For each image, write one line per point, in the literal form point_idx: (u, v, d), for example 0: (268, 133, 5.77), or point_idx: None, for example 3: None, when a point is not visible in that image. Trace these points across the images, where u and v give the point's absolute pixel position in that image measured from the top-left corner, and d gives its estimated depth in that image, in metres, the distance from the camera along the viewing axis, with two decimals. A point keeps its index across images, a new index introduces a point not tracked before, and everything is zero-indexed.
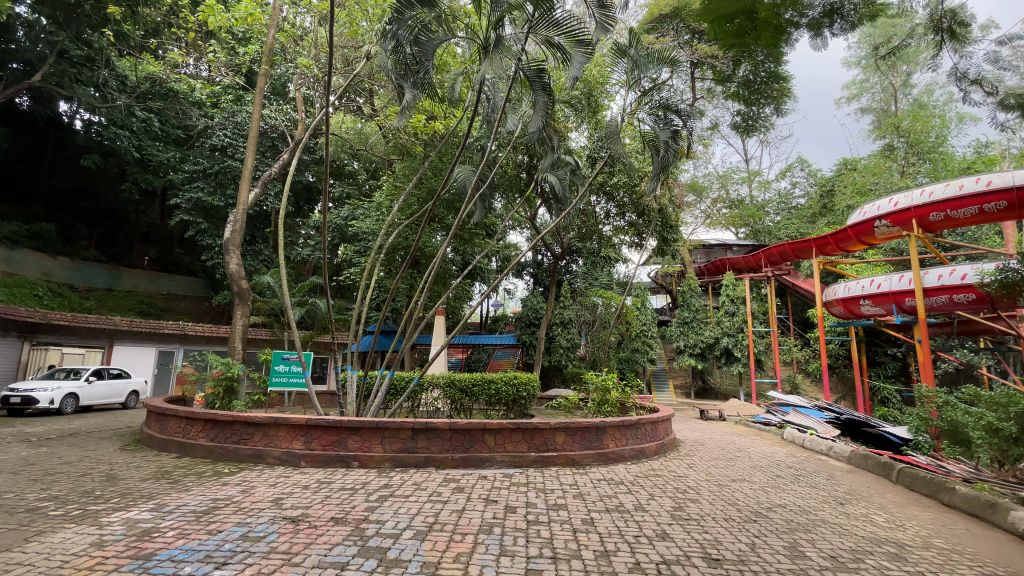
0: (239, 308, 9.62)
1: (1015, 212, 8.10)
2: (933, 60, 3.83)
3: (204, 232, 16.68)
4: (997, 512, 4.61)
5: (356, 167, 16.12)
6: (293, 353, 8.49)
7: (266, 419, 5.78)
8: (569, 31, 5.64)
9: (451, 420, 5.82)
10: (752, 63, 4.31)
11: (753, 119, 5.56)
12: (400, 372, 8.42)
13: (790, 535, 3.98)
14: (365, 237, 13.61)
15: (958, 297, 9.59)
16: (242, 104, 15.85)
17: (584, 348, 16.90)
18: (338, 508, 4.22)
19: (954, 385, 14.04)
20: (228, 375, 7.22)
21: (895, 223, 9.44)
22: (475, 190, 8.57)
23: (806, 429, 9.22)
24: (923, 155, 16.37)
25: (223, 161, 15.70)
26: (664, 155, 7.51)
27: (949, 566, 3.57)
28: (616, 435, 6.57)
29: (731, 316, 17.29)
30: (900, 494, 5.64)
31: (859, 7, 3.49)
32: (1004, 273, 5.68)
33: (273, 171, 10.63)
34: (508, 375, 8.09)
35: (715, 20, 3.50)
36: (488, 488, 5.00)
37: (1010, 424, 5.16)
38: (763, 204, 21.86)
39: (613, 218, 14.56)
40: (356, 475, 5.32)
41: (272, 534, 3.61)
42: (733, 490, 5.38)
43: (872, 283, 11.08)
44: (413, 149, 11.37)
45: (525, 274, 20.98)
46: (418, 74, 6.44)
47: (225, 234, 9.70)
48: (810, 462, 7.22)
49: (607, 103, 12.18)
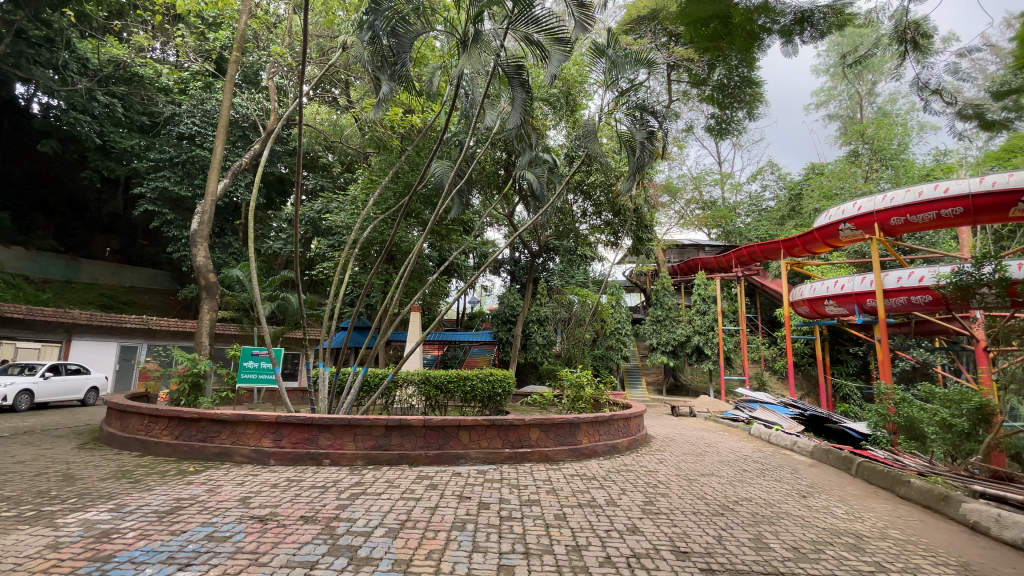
0: (207, 302, 9.34)
1: (970, 219, 8.35)
2: (896, 71, 4.00)
3: (170, 223, 16.10)
4: (949, 503, 4.83)
5: (331, 159, 15.82)
6: (263, 348, 7.86)
7: (233, 416, 5.62)
8: (548, 29, 5.67)
9: (425, 418, 5.77)
10: (726, 67, 4.49)
11: (727, 123, 5.68)
12: (373, 369, 8.26)
13: (755, 528, 4.10)
14: (340, 231, 13.37)
15: (915, 299, 9.98)
16: (212, 91, 15.36)
17: (559, 346, 17.09)
18: (307, 506, 4.13)
19: (911, 383, 14.68)
20: (194, 371, 7.02)
21: (858, 227, 9.80)
22: (452, 186, 8.48)
23: (771, 425, 9.44)
24: (885, 161, 16.94)
25: (190, 150, 15.18)
26: (639, 156, 7.57)
27: (905, 556, 3.74)
28: (590, 431, 6.66)
29: (703, 315, 17.66)
30: (858, 487, 5.88)
31: (829, 16, 3.64)
32: (958, 276, 5.96)
33: (243, 162, 10.31)
34: (483, 371, 8.07)
35: (691, 24, 3.63)
36: (463, 484, 4.98)
37: (962, 420, 5.56)
38: (735, 206, 22.34)
39: (590, 217, 14.71)
40: (326, 473, 5.22)
41: (239, 534, 3.52)
42: (702, 484, 5.52)
43: (836, 284, 11.44)
44: (389, 143, 11.17)
45: (501, 271, 20.88)
46: (395, 66, 6.36)
47: (192, 226, 9.38)
48: (775, 457, 7.44)
49: (586, 103, 12.28)
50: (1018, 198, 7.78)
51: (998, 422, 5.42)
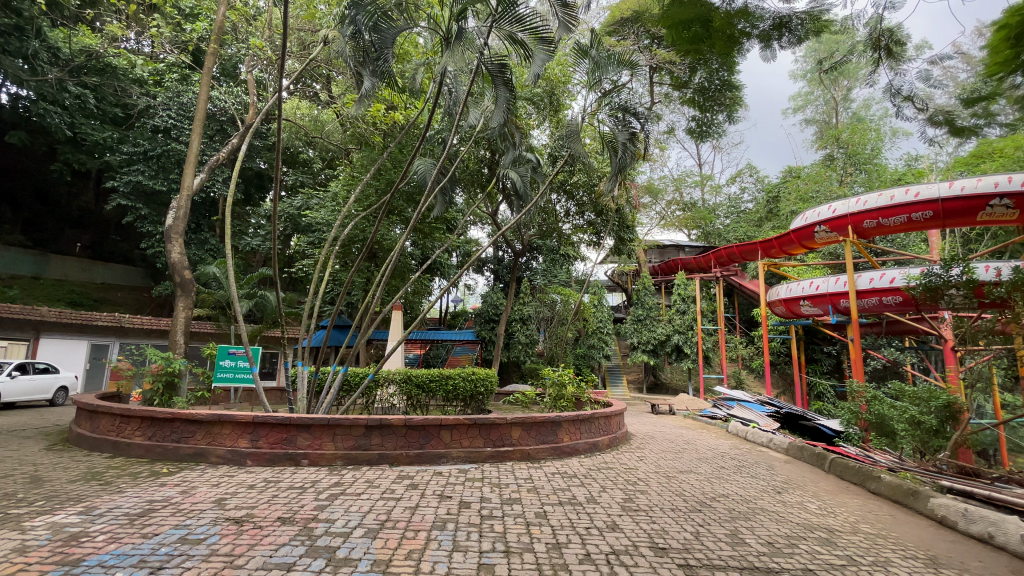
0: (182, 299, 9.11)
1: (939, 223, 8.61)
2: (871, 77, 4.13)
3: (144, 218, 15.67)
4: (918, 498, 4.99)
5: (312, 155, 15.60)
6: (241, 347, 7.73)
7: (209, 416, 5.50)
8: (532, 28, 5.67)
9: (406, 417, 5.73)
10: (707, 71, 4.61)
11: (707, 126, 5.76)
12: (353, 368, 8.15)
13: (732, 523, 4.18)
14: (320, 228, 13.18)
15: (886, 300, 10.23)
16: (189, 84, 14.99)
17: (542, 345, 17.13)
18: (285, 507, 4.07)
19: (882, 381, 15.12)
20: (168, 371, 6.83)
21: (833, 229, 10.02)
22: (435, 184, 8.43)
23: (748, 423, 9.62)
24: (859, 166, 17.32)
25: (166, 143, 14.78)
26: (621, 157, 7.62)
27: (875, 549, 3.85)
28: (571, 429, 6.71)
29: (682, 314, 17.89)
30: (831, 482, 6.03)
31: (806, 23, 3.74)
32: (927, 277, 6.14)
33: (221, 157, 10.08)
34: (465, 370, 8.04)
35: (672, 27, 3.69)
36: (444, 484, 4.96)
37: (930, 417, 5.75)
38: (714, 208, 22.66)
39: (573, 217, 14.77)
40: (305, 473, 5.15)
41: (214, 536, 3.45)
42: (680, 481, 5.59)
43: (811, 285, 11.70)
44: (372, 139, 11.04)
45: (485, 270, 20.80)
46: (377, 62, 6.28)
47: (166, 221, 9.14)
48: (752, 454, 7.58)
49: (569, 103, 12.31)
50: (985, 203, 8.04)
51: (964, 419, 5.61)
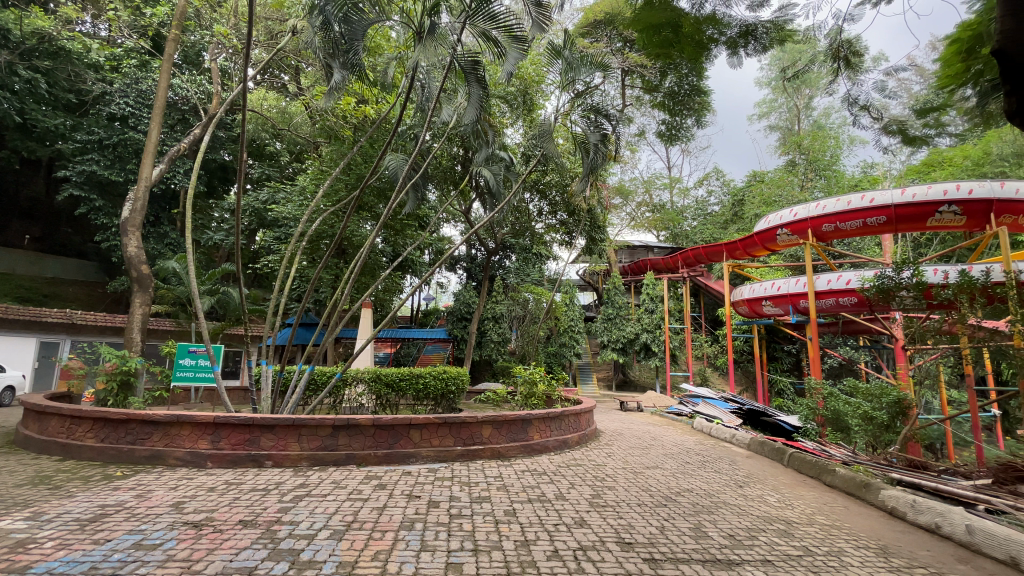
0: (139, 295, 8.75)
1: (892, 228, 9.02)
2: (830, 86, 4.33)
3: (98, 210, 14.93)
4: (870, 490, 5.24)
5: (279, 148, 15.18)
6: (202, 344, 7.45)
7: (166, 417, 5.28)
8: (505, 26, 5.64)
9: (374, 417, 5.65)
10: (677, 75, 4.79)
11: (676, 129, 5.88)
12: (320, 367, 7.97)
13: (696, 517, 4.28)
14: (287, 222, 12.84)
15: (842, 301, 10.59)
16: (149, 71, 14.38)
17: (514, 343, 17.15)
18: (247, 510, 3.95)
19: (838, 379, 15.81)
20: (124, 369, 6.53)
21: (794, 232, 10.36)
22: (407, 180, 8.31)
23: (712, 419, 9.88)
24: (819, 172, 17.90)
25: (123, 132, 14.12)
26: (593, 157, 7.70)
27: (829, 540, 4.01)
28: (541, 426, 6.76)
29: (651, 313, 18.24)
30: (790, 476, 6.26)
31: (771, 32, 3.88)
32: (880, 279, 6.42)
33: (182, 147, 9.73)
34: (436, 369, 7.97)
35: (644, 30, 3.79)
36: (412, 484, 4.92)
37: (882, 413, 6.03)
38: (682, 210, 23.14)
39: (545, 216, 14.81)
40: (268, 475, 5.02)
41: (171, 541, 3.32)
42: (647, 476, 5.71)
43: (772, 286, 12.07)
44: (341, 133, 10.79)
45: (457, 268, 20.66)
46: (347, 54, 6.17)
47: (123, 213, 8.74)
48: (716, 449, 7.80)
49: (543, 103, 12.33)
50: (934, 209, 8.47)
51: (913, 414, 5.93)
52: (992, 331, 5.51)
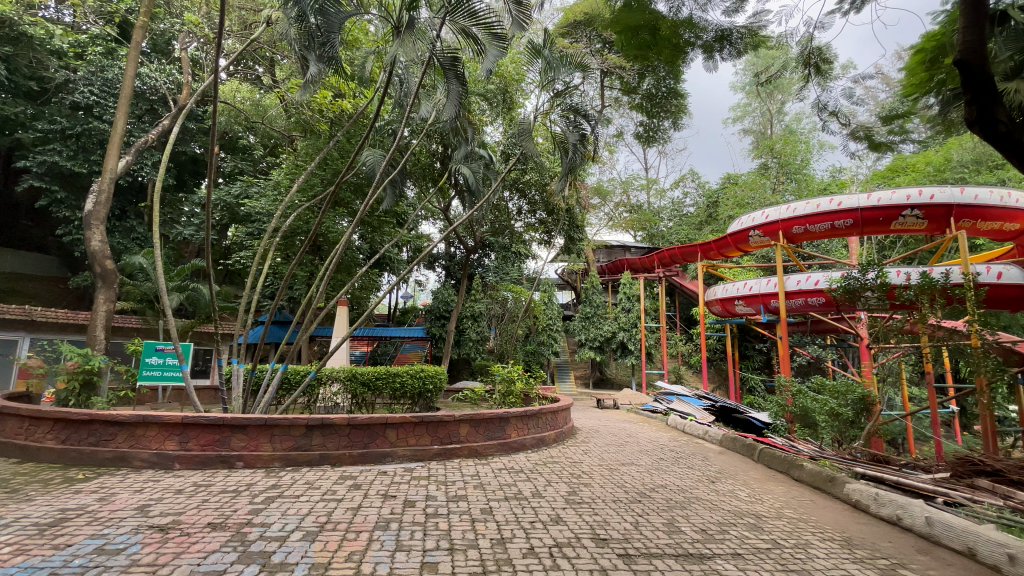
0: (102, 291, 8.44)
1: (858, 231, 9.32)
2: (801, 92, 4.46)
3: (60, 202, 14.33)
4: (836, 484, 5.42)
5: (253, 142, 14.83)
6: (170, 343, 7.23)
7: (132, 417, 5.11)
8: (485, 23, 5.63)
9: (350, 416, 5.57)
10: (655, 77, 4.86)
11: (654, 131, 5.96)
12: (294, 366, 7.81)
13: (669, 512, 4.36)
14: (260, 218, 12.54)
15: (811, 301, 10.87)
16: (116, 59, 13.88)
17: (492, 342, 17.13)
18: (216, 512, 3.86)
19: (806, 376, 16.29)
20: (86, 368, 6.29)
21: (765, 234, 10.62)
22: (385, 175, 8.21)
23: (686, 416, 10.07)
24: (790, 175, 18.37)
25: (87, 122, 13.58)
26: (572, 157, 7.73)
27: (796, 533, 4.14)
28: (518, 425, 6.78)
29: (628, 312, 18.46)
30: (759, 471, 6.43)
31: (746, 36, 3.96)
32: (847, 280, 6.62)
33: (150, 139, 9.42)
34: (413, 368, 7.90)
35: (623, 32, 3.85)
36: (388, 483, 4.87)
37: (847, 409, 6.24)
38: (659, 211, 23.47)
39: (525, 215, 14.87)
40: (239, 476, 4.90)
41: (136, 545, 3.22)
42: (623, 473, 5.78)
43: (745, 286, 12.33)
44: (317, 127, 10.59)
45: (435, 266, 20.53)
46: (323, 46, 6.05)
47: (86, 206, 8.40)
48: (689, 446, 7.95)
49: (523, 102, 12.34)
50: (898, 213, 8.79)
51: (877, 410, 6.16)
52: (951, 330, 5.75)
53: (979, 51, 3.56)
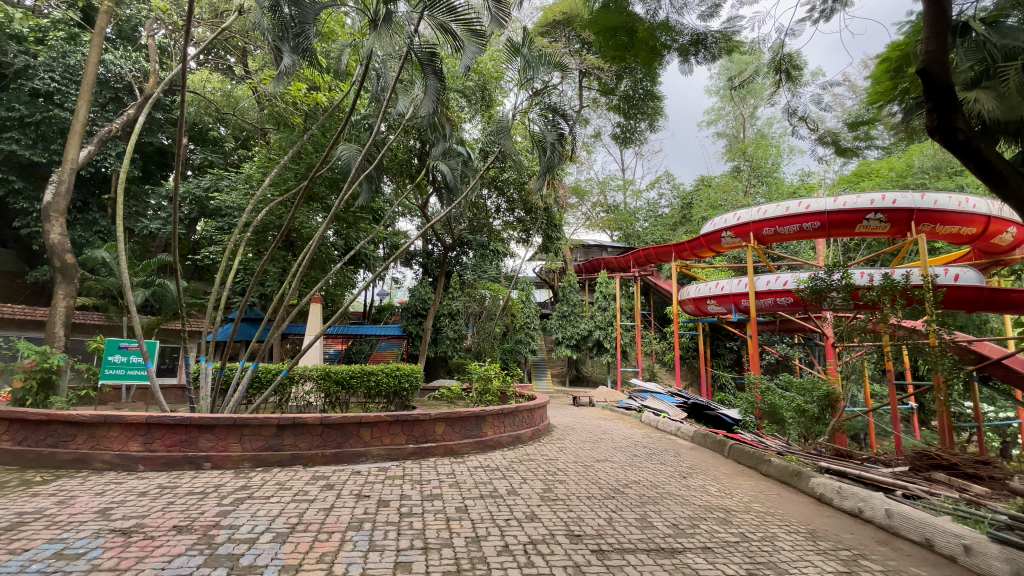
0: (62, 287, 8.11)
1: (825, 233, 9.61)
2: (772, 97, 4.59)
3: (16, 193, 13.66)
4: (801, 478, 5.60)
5: (224, 134, 14.45)
6: (133, 340, 6.98)
7: (93, 417, 4.92)
8: (464, 19, 5.58)
9: (322, 415, 5.48)
10: (632, 79, 4.93)
11: (631, 133, 6.00)
12: (264, 364, 7.63)
13: (642, 508, 4.43)
14: (231, 212, 12.21)
15: (780, 301, 11.16)
16: (78, 44, 13.31)
17: (470, 340, 17.06)
18: (182, 515, 3.75)
19: (775, 374, 16.78)
20: (44, 367, 6.02)
21: (737, 235, 10.86)
22: (361, 171, 8.09)
23: (659, 413, 10.24)
24: (762, 178, 18.85)
25: (48, 109, 13.00)
26: (550, 156, 7.74)
27: (764, 526, 4.26)
28: (494, 423, 6.78)
29: (604, 310, 18.67)
30: (729, 466, 6.59)
31: (719, 41, 4.06)
32: (814, 281, 6.81)
33: (113, 128, 9.05)
34: (389, 366, 7.85)
35: (601, 33, 3.88)
36: (361, 483, 4.81)
37: (813, 405, 6.45)
38: (635, 211, 23.76)
39: (503, 213, 14.89)
40: (207, 477, 4.78)
41: (96, 549, 3.11)
42: (597, 469, 5.86)
43: (717, 286, 12.59)
44: (291, 120, 10.37)
45: (412, 263, 20.35)
46: (298, 37, 5.91)
47: (44, 197, 8.03)
48: (662, 442, 8.10)
49: (501, 100, 12.32)
50: (862, 217, 9.10)
51: (840, 407, 6.38)
52: (910, 330, 6.01)
53: (941, 61, 3.70)
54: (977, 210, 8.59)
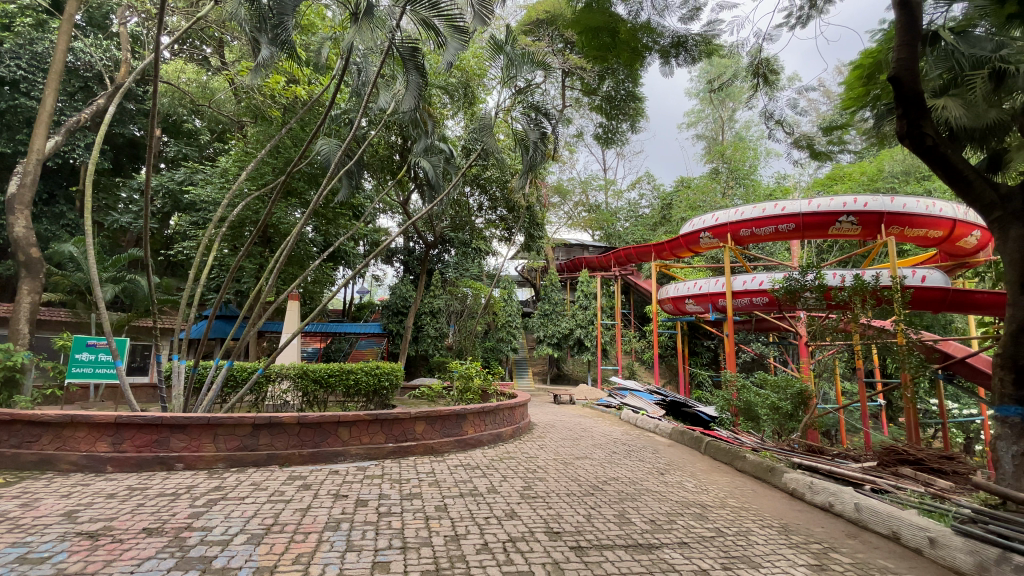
0: (27, 282, 7.82)
1: (800, 234, 9.81)
2: (750, 100, 4.67)
3: None
4: (775, 474, 5.74)
5: (199, 126, 14.09)
6: (102, 338, 6.76)
7: (59, 417, 4.76)
8: (447, 15, 5.54)
9: (299, 415, 5.39)
10: (614, 79, 4.99)
11: (612, 133, 6.02)
12: (239, 363, 7.47)
13: (620, 504, 4.48)
14: (206, 206, 11.92)
15: (756, 300, 11.36)
16: (45, 31, 12.81)
17: (451, 338, 16.98)
18: (152, 517, 3.65)
19: (750, 372, 17.14)
20: (6, 365, 5.79)
21: (715, 236, 11.02)
22: (340, 166, 7.98)
23: (638, 410, 10.36)
24: (739, 180, 19.18)
25: (12, 98, 12.48)
26: (532, 155, 7.76)
27: (738, 521, 4.35)
28: (475, 421, 6.77)
29: (585, 309, 18.81)
30: (706, 463, 6.71)
31: (699, 44, 4.12)
32: (788, 281, 6.95)
33: (82, 118, 8.75)
34: (368, 364, 7.77)
35: (584, 33, 3.91)
36: (339, 483, 4.76)
37: (786, 403, 6.60)
38: (616, 211, 23.96)
39: (485, 211, 14.87)
40: (179, 478, 4.67)
41: (62, 553, 3.01)
42: (577, 467, 5.90)
43: (695, 286, 12.76)
44: (269, 114, 10.17)
45: (393, 260, 20.16)
46: (276, 28, 5.79)
47: (8, 188, 7.71)
48: (641, 439, 8.19)
49: (484, 97, 12.28)
50: (836, 219, 9.33)
51: (813, 404, 6.55)
52: (879, 329, 6.19)
53: (911, 69, 3.83)
54: (943, 214, 8.91)
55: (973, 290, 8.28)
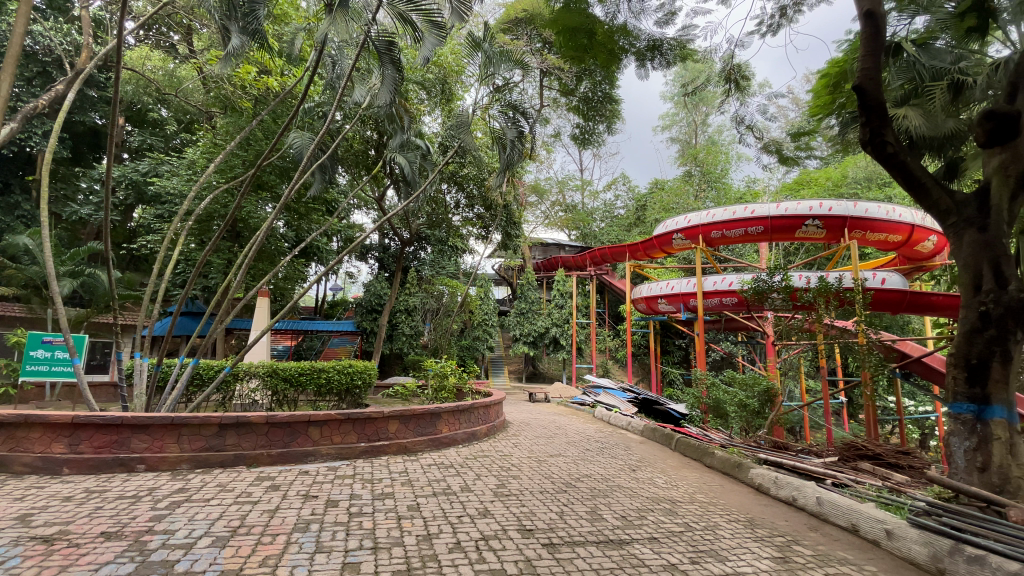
0: None
1: (768, 237, 10.09)
2: (722, 105, 4.78)
3: None
4: (742, 469, 5.90)
5: (166, 116, 13.61)
6: (59, 334, 6.47)
7: (12, 417, 4.54)
8: (424, 9, 5.48)
9: (268, 414, 5.27)
10: (591, 80, 5.03)
11: (589, 133, 6.01)
12: (205, 361, 7.25)
13: (592, 501, 4.54)
14: (171, 198, 11.52)
15: (726, 301, 11.63)
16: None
17: (427, 336, 16.86)
18: (112, 521, 3.52)
19: (720, 371, 17.57)
20: None
21: (687, 237, 11.23)
22: (313, 160, 7.81)
23: (611, 408, 10.49)
24: (712, 183, 19.57)
25: None
26: (509, 154, 7.76)
27: (706, 516, 4.46)
28: (449, 420, 6.75)
29: (560, 308, 18.95)
30: (676, 459, 6.84)
31: (674, 49, 4.21)
32: (757, 282, 7.13)
33: (39, 104, 8.35)
34: (341, 363, 7.65)
35: (561, 33, 3.93)
36: (309, 483, 4.68)
37: (754, 400, 6.77)
38: (592, 211, 24.17)
39: (462, 209, 14.81)
40: (141, 480, 4.52)
41: (14, 559, 2.88)
42: (550, 464, 5.95)
43: (667, 286, 12.99)
44: (239, 104, 9.88)
45: (368, 257, 19.87)
46: (247, 15, 5.60)
47: None
48: (613, 436, 8.31)
49: (461, 94, 12.21)
50: (802, 222, 9.63)
51: (778, 401, 6.75)
52: (842, 329, 6.41)
53: (874, 78, 3.99)
54: (902, 219, 9.29)
55: (929, 292, 8.66)
